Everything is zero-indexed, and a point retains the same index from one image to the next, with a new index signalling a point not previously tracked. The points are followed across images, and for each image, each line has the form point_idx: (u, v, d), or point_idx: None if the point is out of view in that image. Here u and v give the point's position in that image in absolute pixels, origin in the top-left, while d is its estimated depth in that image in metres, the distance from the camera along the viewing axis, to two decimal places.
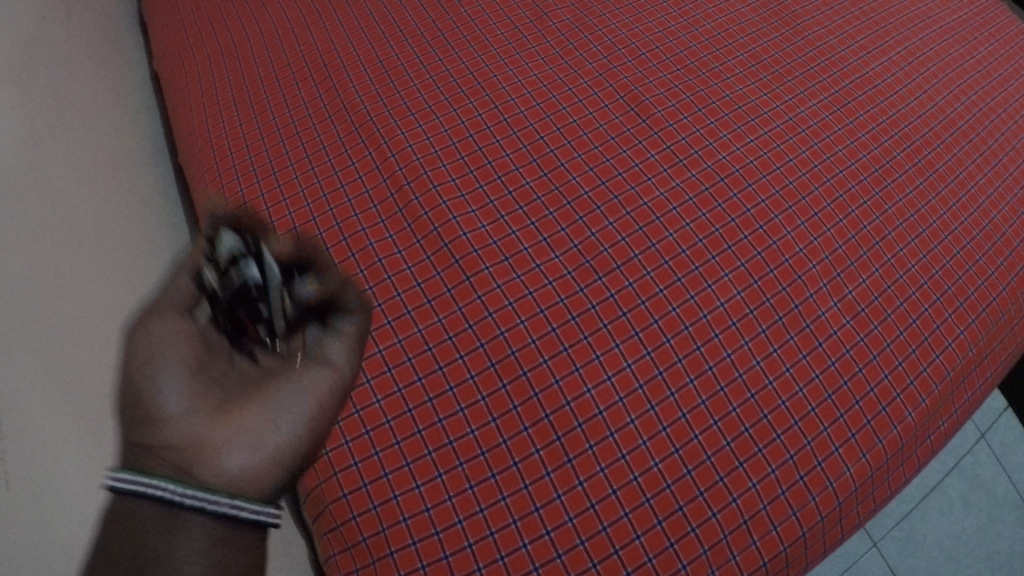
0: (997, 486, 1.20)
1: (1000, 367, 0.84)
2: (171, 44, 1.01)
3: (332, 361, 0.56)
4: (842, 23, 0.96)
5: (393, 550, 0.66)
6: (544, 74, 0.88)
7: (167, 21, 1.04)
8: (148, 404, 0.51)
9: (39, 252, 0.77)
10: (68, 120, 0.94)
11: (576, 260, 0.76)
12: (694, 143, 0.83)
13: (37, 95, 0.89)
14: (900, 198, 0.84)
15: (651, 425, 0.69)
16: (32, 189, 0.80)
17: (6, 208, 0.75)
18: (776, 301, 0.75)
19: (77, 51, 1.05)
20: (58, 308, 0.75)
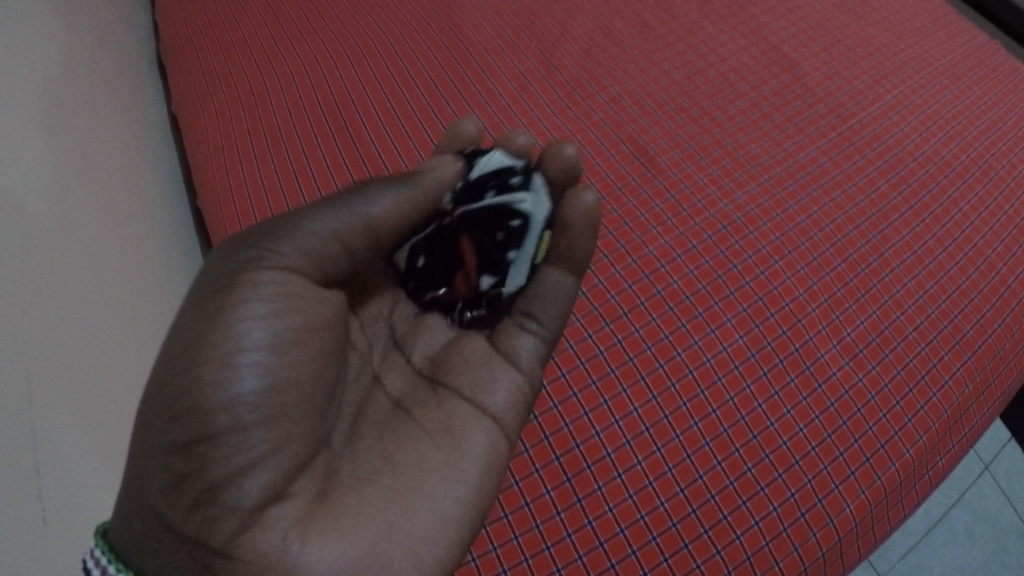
0: (1002, 518, 1.22)
1: (999, 402, 0.86)
2: (190, 90, 1.03)
3: (496, 411, 0.69)
4: (839, 70, 1.00)
5: None
6: (552, 125, 0.91)
7: (186, 67, 1.07)
8: (223, 451, 0.54)
9: (67, 303, 0.79)
10: (95, 169, 0.97)
11: (585, 307, 0.78)
12: (698, 192, 0.86)
13: (64, 142, 0.93)
14: (897, 241, 0.86)
15: (657, 466, 0.71)
16: (59, 233, 0.83)
17: (33, 255, 0.77)
18: (777, 344, 0.77)
19: (102, 99, 1.08)
20: (76, 349, 0.78)
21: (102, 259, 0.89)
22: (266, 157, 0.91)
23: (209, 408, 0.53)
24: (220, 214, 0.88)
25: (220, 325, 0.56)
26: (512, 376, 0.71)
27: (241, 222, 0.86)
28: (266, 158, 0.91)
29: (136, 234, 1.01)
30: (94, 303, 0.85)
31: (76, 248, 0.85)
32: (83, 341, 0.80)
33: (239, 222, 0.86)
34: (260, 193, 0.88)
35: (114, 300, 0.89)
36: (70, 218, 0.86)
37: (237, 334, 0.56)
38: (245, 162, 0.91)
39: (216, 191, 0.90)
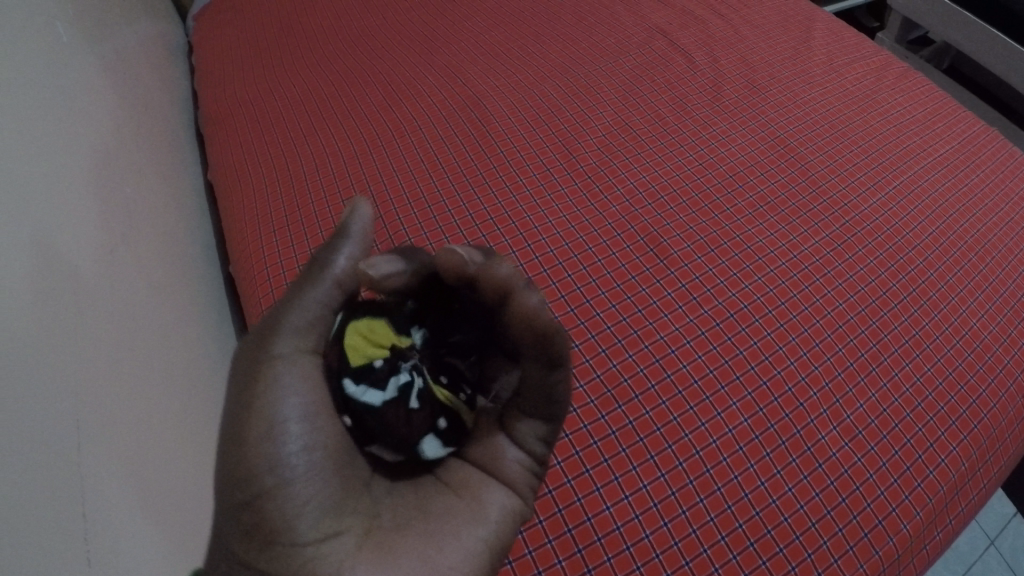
0: None
1: (1004, 468, 0.88)
2: (230, 165, 1.09)
3: (507, 478, 0.63)
4: (842, 162, 1.05)
5: None
6: (572, 215, 0.94)
7: (224, 143, 1.14)
8: (275, 505, 0.53)
9: (123, 359, 0.80)
10: (141, 234, 1.00)
11: (599, 388, 0.81)
12: (707, 281, 0.89)
13: (113, 206, 0.95)
14: (896, 326, 0.89)
15: (664, 540, 0.73)
16: (109, 291, 0.84)
17: (96, 312, 0.79)
18: (780, 426, 0.80)
19: (146, 170, 1.12)
20: (135, 403, 0.78)
21: (154, 321, 0.92)
22: (299, 228, 0.95)
23: (255, 473, 0.53)
24: (256, 286, 0.91)
25: (245, 401, 0.55)
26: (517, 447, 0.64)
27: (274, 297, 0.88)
28: (300, 239, 0.94)
29: (179, 299, 1.03)
30: (144, 360, 0.85)
31: (131, 308, 0.87)
32: (139, 394, 0.80)
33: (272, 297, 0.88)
34: (292, 264, 0.91)
35: (162, 357, 0.90)
36: (124, 280, 0.89)
37: (268, 408, 0.54)
38: (283, 240, 0.94)
39: (254, 266, 0.94)
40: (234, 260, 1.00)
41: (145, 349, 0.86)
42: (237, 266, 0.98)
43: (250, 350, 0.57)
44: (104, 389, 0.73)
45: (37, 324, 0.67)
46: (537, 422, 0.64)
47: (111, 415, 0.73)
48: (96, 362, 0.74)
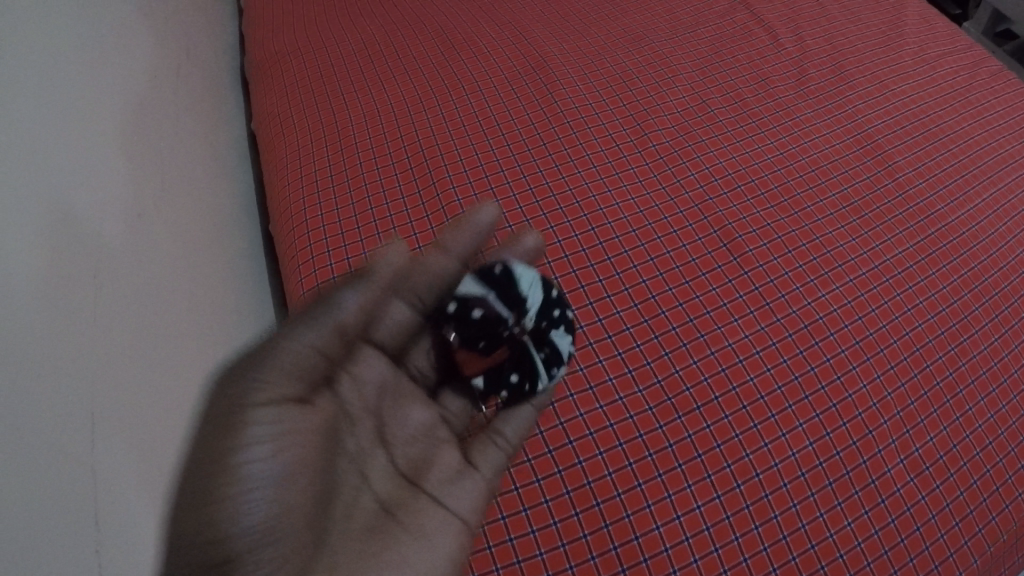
0: None
1: None
2: (272, 118, 1.03)
3: (461, 513, 0.61)
4: (932, 165, 0.94)
5: None
6: (641, 199, 0.85)
7: (268, 90, 1.07)
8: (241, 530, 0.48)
9: (142, 329, 0.73)
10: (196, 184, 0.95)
11: (658, 396, 0.71)
12: (782, 286, 0.79)
13: (145, 160, 0.88)
14: (975, 354, 0.78)
15: (713, 567, 0.64)
16: (133, 256, 0.77)
17: (118, 279, 0.72)
18: (846, 455, 0.70)
19: (184, 114, 1.05)
20: (152, 378, 0.71)
21: (182, 286, 0.86)
22: (345, 189, 0.88)
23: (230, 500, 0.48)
24: (295, 249, 0.85)
25: (229, 434, 0.51)
26: (475, 478, 0.64)
27: (313, 266, 0.82)
28: (346, 203, 0.87)
29: (212, 255, 0.97)
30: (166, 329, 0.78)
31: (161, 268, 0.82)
32: (155, 369, 0.72)
33: (311, 266, 0.82)
34: (335, 227, 0.84)
35: (187, 324, 0.83)
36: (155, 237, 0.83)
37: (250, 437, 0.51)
38: (327, 203, 0.87)
39: (294, 227, 0.87)
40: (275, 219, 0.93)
41: (172, 312, 0.81)
42: (277, 226, 0.92)
43: (231, 377, 0.54)
44: (118, 365, 0.66)
45: (46, 291, 0.60)
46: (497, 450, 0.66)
47: (128, 393, 0.66)
48: (113, 335, 0.67)
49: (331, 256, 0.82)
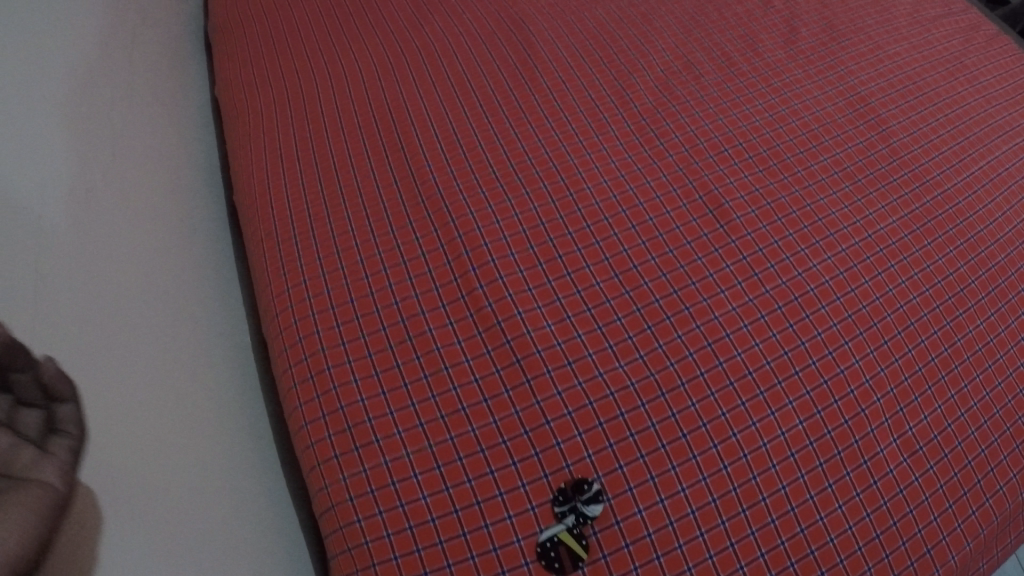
0: None
1: None
2: (231, 77, 0.94)
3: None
4: (927, 130, 0.90)
5: None
6: (623, 162, 0.80)
7: (229, 48, 0.97)
8: None
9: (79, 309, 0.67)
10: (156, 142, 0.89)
11: (641, 370, 0.66)
12: (771, 255, 0.75)
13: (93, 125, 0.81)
14: (971, 329, 0.75)
15: (698, 552, 0.61)
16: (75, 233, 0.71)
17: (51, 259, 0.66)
18: (837, 434, 0.66)
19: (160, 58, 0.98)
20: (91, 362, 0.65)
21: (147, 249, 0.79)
22: (307, 153, 0.82)
23: None
24: (258, 217, 0.79)
25: None
26: None
27: (278, 238, 0.76)
28: (310, 169, 0.81)
29: None
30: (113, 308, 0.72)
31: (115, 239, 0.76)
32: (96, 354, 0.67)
33: (276, 238, 0.76)
34: (299, 196, 0.79)
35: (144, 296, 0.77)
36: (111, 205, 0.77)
37: None
38: (290, 169, 0.81)
39: (254, 195, 0.81)
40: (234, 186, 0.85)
41: (122, 284, 0.75)
42: (236, 194, 0.84)
43: None
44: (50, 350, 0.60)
45: None
46: (62, 439, 0.55)
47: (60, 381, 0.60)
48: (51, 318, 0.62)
49: (295, 223, 0.77)
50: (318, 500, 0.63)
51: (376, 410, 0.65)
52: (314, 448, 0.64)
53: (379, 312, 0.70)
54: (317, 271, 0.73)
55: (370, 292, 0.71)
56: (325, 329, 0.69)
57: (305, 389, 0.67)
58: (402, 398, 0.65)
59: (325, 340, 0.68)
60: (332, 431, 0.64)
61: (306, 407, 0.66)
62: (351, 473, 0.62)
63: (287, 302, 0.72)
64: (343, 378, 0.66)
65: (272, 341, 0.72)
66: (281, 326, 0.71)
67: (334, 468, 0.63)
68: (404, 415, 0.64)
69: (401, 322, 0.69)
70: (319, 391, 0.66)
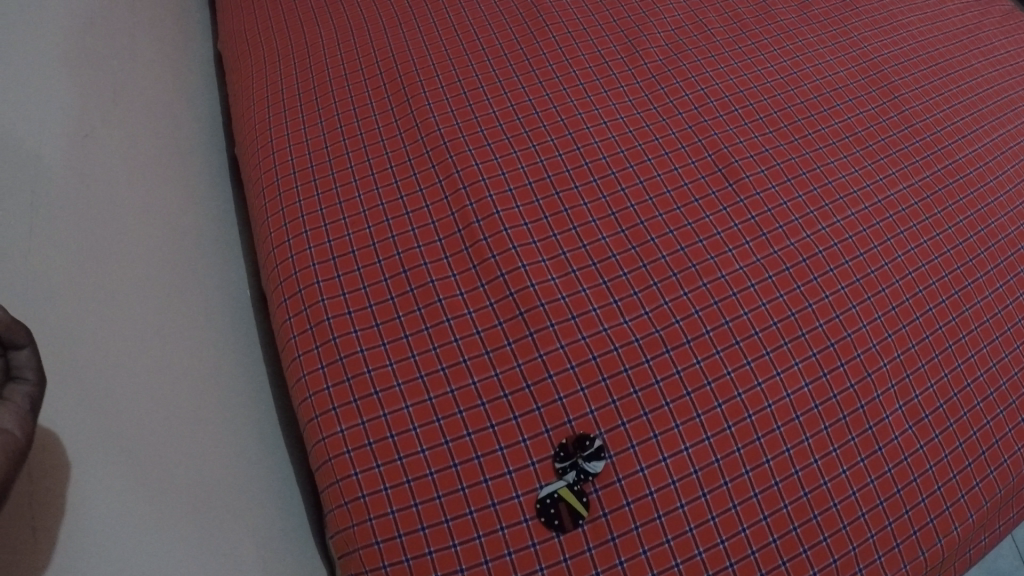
0: (1001, 562, 1.07)
1: None
2: (235, 31, 0.93)
3: None
4: (940, 100, 0.88)
5: None
6: (631, 118, 0.79)
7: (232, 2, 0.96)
8: None
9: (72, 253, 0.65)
10: (158, 88, 0.87)
11: (646, 327, 0.65)
12: (780, 216, 0.73)
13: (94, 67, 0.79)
14: (978, 300, 0.74)
15: (699, 513, 0.60)
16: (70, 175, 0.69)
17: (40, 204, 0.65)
18: (843, 398, 0.65)
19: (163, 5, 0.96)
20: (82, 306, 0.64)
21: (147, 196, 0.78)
22: (311, 105, 0.81)
23: None
24: (260, 168, 0.78)
25: None
26: None
27: (280, 188, 0.75)
28: (313, 121, 0.80)
29: None
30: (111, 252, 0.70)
31: (115, 184, 0.75)
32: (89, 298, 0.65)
33: (278, 188, 0.75)
34: (301, 147, 0.77)
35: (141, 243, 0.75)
36: (111, 149, 0.76)
37: None
38: (293, 120, 0.80)
39: (258, 148, 0.79)
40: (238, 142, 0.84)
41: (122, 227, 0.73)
42: (238, 145, 0.83)
43: None
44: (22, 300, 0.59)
45: None
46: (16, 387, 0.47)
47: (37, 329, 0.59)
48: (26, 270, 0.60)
49: (297, 175, 0.75)
50: (315, 453, 0.62)
51: (376, 361, 0.64)
52: (312, 400, 0.63)
53: (381, 263, 0.69)
54: (317, 221, 0.72)
55: (372, 243, 0.70)
56: (325, 279, 0.68)
57: (304, 340, 0.66)
58: (402, 349, 0.64)
59: (324, 291, 0.67)
60: (331, 382, 0.63)
61: (305, 358, 0.65)
62: (349, 426, 0.61)
63: (288, 253, 0.70)
64: (343, 329, 0.65)
65: (271, 293, 0.71)
66: (281, 277, 0.70)
67: (332, 421, 0.62)
68: (403, 366, 0.63)
69: (403, 274, 0.68)
70: (318, 341, 0.65)
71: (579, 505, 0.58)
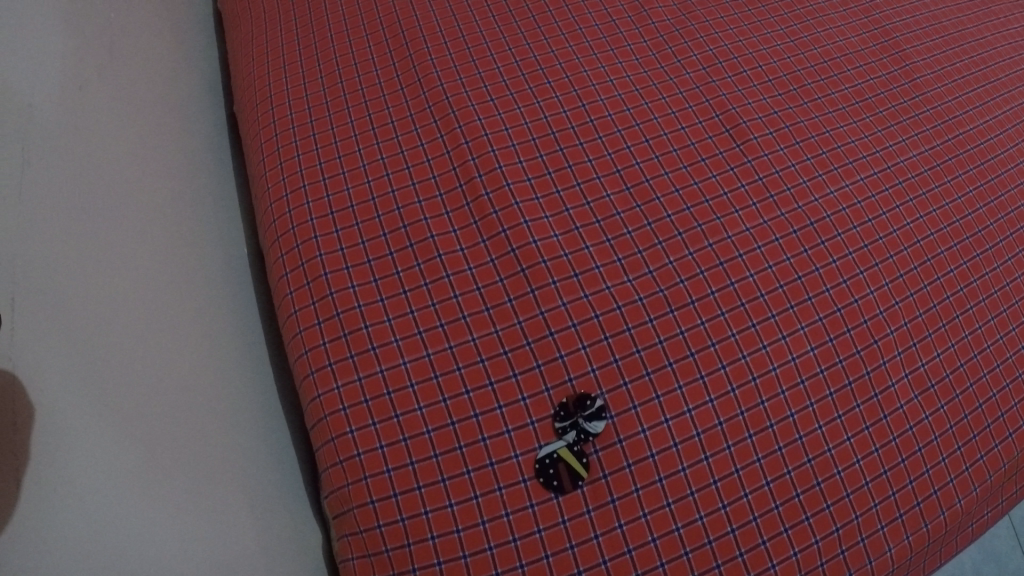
0: (997, 541, 1.06)
1: None
2: None
3: None
4: (953, 71, 0.86)
5: (410, 542, 0.56)
6: (638, 77, 0.77)
7: None
8: None
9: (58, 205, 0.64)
10: (157, 40, 0.85)
11: (650, 286, 0.64)
12: (788, 178, 0.72)
13: None
14: (987, 272, 0.73)
15: (702, 476, 0.59)
16: None
17: None
18: (848, 364, 0.64)
19: None
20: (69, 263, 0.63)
21: (143, 150, 0.76)
22: (312, 61, 0.79)
23: None
24: (259, 124, 0.76)
25: None
26: None
27: (279, 143, 0.74)
28: (314, 77, 0.78)
29: None
30: None
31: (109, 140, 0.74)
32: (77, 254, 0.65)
33: (277, 143, 0.74)
34: (301, 103, 0.76)
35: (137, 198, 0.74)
36: None
37: None
38: (293, 76, 0.78)
39: (257, 103, 0.78)
40: (237, 97, 0.83)
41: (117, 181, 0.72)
42: (237, 101, 0.82)
43: None
44: None
45: None
46: None
47: None
48: None
49: (296, 130, 0.74)
50: (311, 410, 0.61)
51: (374, 316, 0.63)
52: (308, 356, 0.62)
53: (381, 218, 0.68)
54: (316, 176, 0.70)
55: (371, 197, 0.69)
56: (324, 234, 0.67)
57: (301, 295, 0.65)
58: (401, 305, 0.63)
59: (323, 246, 0.66)
60: (327, 338, 0.62)
61: (301, 314, 0.64)
62: (345, 382, 0.60)
63: (285, 207, 0.69)
64: (340, 284, 0.64)
65: (269, 249, 0.70)
66: (279, 232, 0.69)
67: (328, 377, 0.61)
68: (402, 322, 0.62)
69: (402, 228, 0.67)
70: (316, 297, 0.64)
71: (578, 466, 0.57)
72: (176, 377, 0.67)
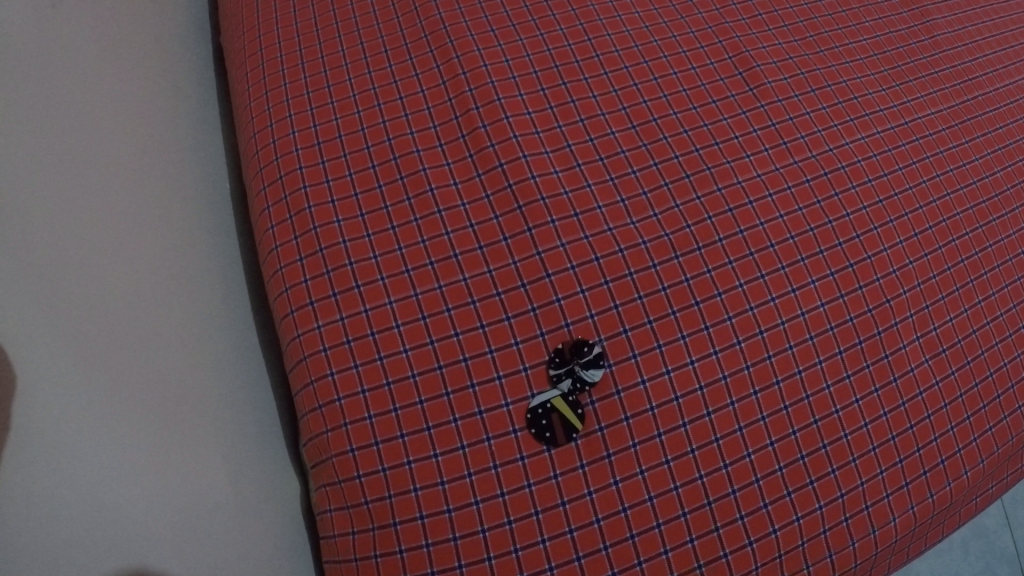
0: (987, 517, 1.04)
1: None
2: None
3: None
4: (974, 31, 0.82)
5: (391, 494, 0.53)
6: (647, 14, 0.74)
7: None
8: None
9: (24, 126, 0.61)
10: None
11: (654, 231, 0.61)
12: (801, 126, 0.68)
13: None
14: (1002, 237, 0.69)
15: (703, 433, 0.56)
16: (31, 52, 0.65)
17: None
18: (859, 322, 0.61)
19: None
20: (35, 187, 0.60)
21: (122, 75, 0.73)
22: None
23: None
24: (245, 54, 0.72)
25: None
26: None
27: (266, 72, 0.70)
28: (304, 7, 0.74)
29: None
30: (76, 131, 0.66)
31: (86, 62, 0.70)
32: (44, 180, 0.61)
33: (264, 72, 0.70)
34: (291, 32, 0.72)
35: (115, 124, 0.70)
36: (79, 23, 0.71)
37: None
38: (284, 5, 0.75)
39: (245, 34, 0.74)
40: (224, 27, 0.79)
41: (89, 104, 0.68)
42: (225, 30, 0.78)
43: None
44: None
45: None
46: None
47: None
48: None
49: (285, 60, 0.70)
50: (291, 350, 0.58)
51: (360, 253, 0.59)
52: (288, 293, 0.59)
53: (371, 150, 0.64)
54: (304, 105, 0.67)
55: (361, 129, 0.65)
56: (309, 165, 0.63)
57: (282, 230, 0.61)
58: (389, 242, 0.60)
59: (308, 177, 0.63)
60: (309, 275, 0.59)
61: (282, 250, 0.60)
62: (327, 322, 0.57)
63: (270, 138, 0.66)
64: (325, 219, 0.60)
65: (251, 183, 0.66)
66: (262, 164, 0.65)
67: (309, 316, 0.57)
68: (390, 260, 0.59)
69: (393, 161, 0.63)
70: (298, 231, 0.60)
71: (573, 417, 0.54)
72: (149, 311, 0.64)
